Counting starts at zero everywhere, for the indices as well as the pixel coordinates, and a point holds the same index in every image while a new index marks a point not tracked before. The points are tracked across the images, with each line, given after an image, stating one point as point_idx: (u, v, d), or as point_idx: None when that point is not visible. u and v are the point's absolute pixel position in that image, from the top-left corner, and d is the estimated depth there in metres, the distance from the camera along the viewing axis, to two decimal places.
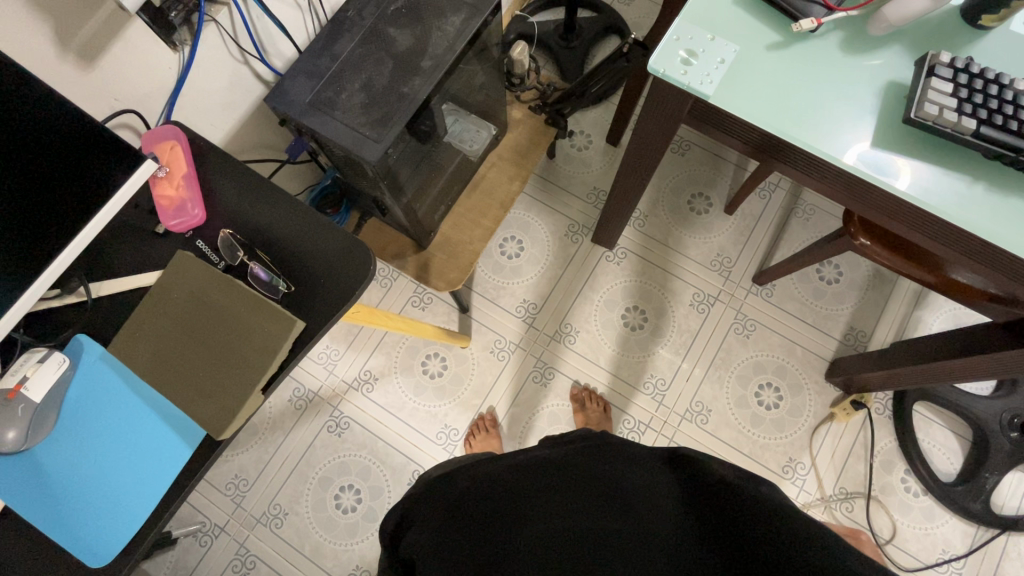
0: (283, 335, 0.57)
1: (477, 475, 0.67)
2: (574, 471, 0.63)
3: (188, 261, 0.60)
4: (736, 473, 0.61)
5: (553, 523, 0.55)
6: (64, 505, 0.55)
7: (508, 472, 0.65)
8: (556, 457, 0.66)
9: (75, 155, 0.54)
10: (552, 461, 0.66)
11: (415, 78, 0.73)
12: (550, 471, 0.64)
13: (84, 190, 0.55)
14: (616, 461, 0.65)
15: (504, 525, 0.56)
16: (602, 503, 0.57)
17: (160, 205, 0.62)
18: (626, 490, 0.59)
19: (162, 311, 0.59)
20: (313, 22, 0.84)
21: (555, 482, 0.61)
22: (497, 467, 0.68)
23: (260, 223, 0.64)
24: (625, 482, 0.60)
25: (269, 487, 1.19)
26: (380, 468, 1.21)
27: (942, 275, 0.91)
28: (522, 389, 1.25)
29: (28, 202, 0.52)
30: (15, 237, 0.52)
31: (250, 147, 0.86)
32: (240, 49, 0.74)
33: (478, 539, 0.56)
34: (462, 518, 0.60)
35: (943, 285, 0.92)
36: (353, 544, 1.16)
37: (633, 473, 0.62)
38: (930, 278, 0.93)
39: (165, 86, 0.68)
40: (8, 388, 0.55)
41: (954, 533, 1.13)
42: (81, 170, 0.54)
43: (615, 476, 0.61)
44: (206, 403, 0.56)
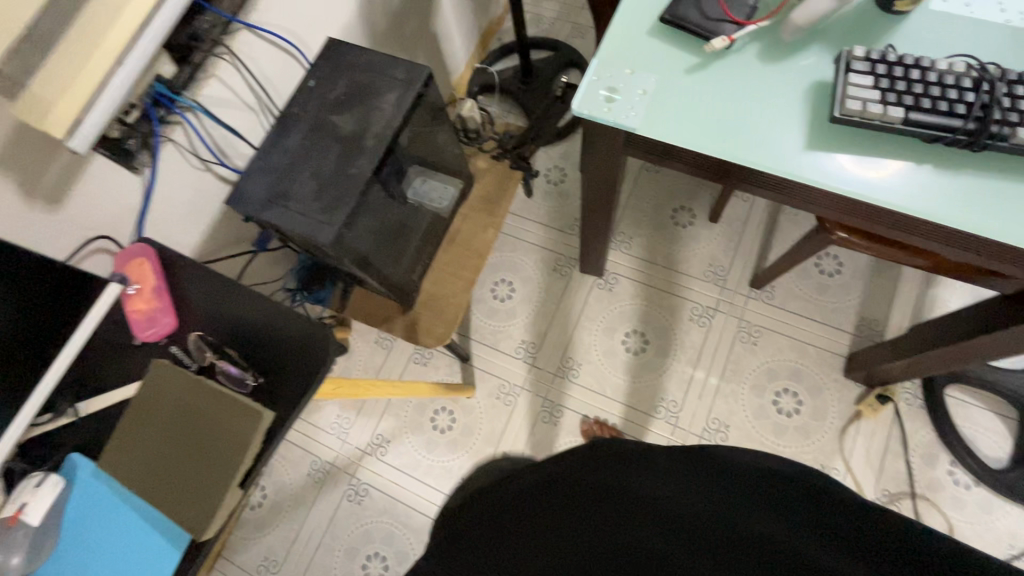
0: (253, 427, 0.59)
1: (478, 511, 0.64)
2: (575, 491, 0.59)
3: (162, 368, 0.63)
4: (749, 487, 0.56)
5: (557, 542, 0.52)
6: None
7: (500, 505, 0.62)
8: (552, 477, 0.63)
9: (54, 293, 0.60)
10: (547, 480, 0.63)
11: (360, 157, 0.76)
12: (545, 493, 0.60)
13: (52, 335, 0.60)
14: (618, 469, 0.61)
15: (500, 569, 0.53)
16: (599, 509, 0.55)
17: (132, 318, 0.66)
18: (629, 501, 0.55)
19: (142, 419, 0.62)
20: (269, 120, 0.90)
21: (554, 503, 0.58)
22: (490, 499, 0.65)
23: (228, 321, 0.67)
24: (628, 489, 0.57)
25: (298, 565, 1.20)
26: (402, 532, 1.20)
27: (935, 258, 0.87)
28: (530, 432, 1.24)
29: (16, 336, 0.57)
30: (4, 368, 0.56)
31: (226, 244, 0.91)
32: (200, 159, 0.80)
33: (471, 567, 0.53)
34: (457, 552, 0.57)
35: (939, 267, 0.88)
36: None
37: (632, 475, 0.59)
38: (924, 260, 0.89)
39: (133, 206, 0.74)
40: (9, 515, 0.58)
41: (1017, 525, 1.04)
42: (56, 303, 0.60)
43: (617, 483, 0.58)
44: (188, 508, 0.58)
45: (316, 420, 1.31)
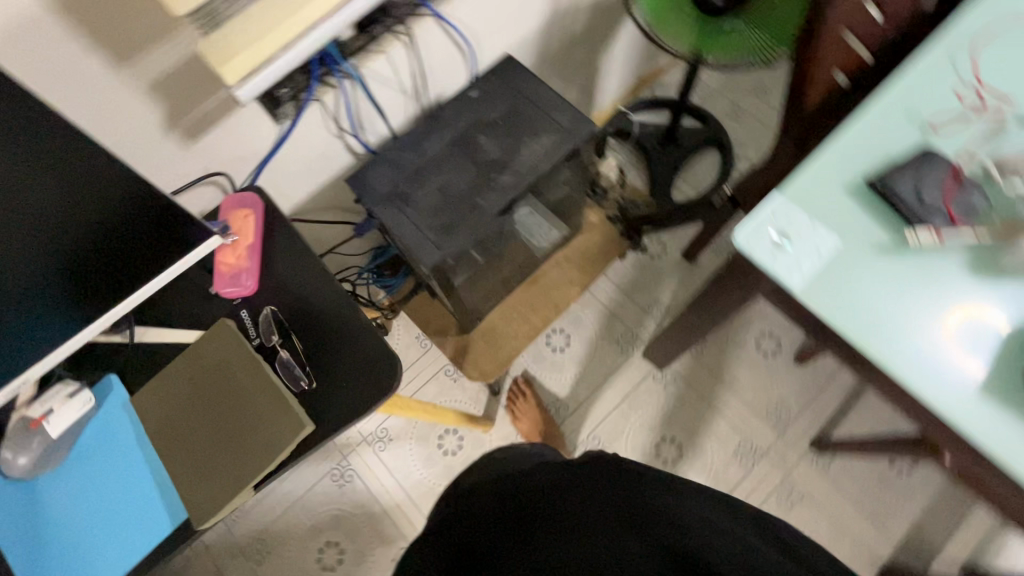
0: (288, 437, 0.56)
1: (445, 558, 0.54)
2: (555, 531, 0.53)
3: (224, 332, 0.61)
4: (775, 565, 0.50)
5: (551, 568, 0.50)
6: (37, 563, 0.54)
7: (472, 520, 0.58)
8: (517, 503, 0.57)
9: (154, 233, 0.55)
10: (514, 502, 0.58)
11: (491, 191, 0.72)
12: (516, 530, 0.54)
13: (137, 266, 0.56)
14: (610, 503, 0.56)
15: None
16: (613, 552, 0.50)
17: (218, 269, 0.64)
18: (620, 545, 0.51)
19: (185, 376, 0.60)
20: (416, 107, 0.87)
21: (529, 554, 0.51)
22: (464, 512, 0.59)
23: (304, 309, 0.64)
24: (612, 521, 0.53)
25: (262, 519, 1.19)
26: (371, 534, 1.17)
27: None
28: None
29: (97, 267, 0.53)
30: (76, 290, 0.53)
31: (325, 209, 0.88)
32: (338, 126, 0.77)
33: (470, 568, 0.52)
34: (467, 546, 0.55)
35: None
36: None
37: (606, 508, 0.55)
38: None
39: (258, 153, 0.71)
40: (33, 416, 0.57)
41: None
42: (153, 243, 0.55)
43: (599, 526, 0.53)
44: (200, 486, 0.56)
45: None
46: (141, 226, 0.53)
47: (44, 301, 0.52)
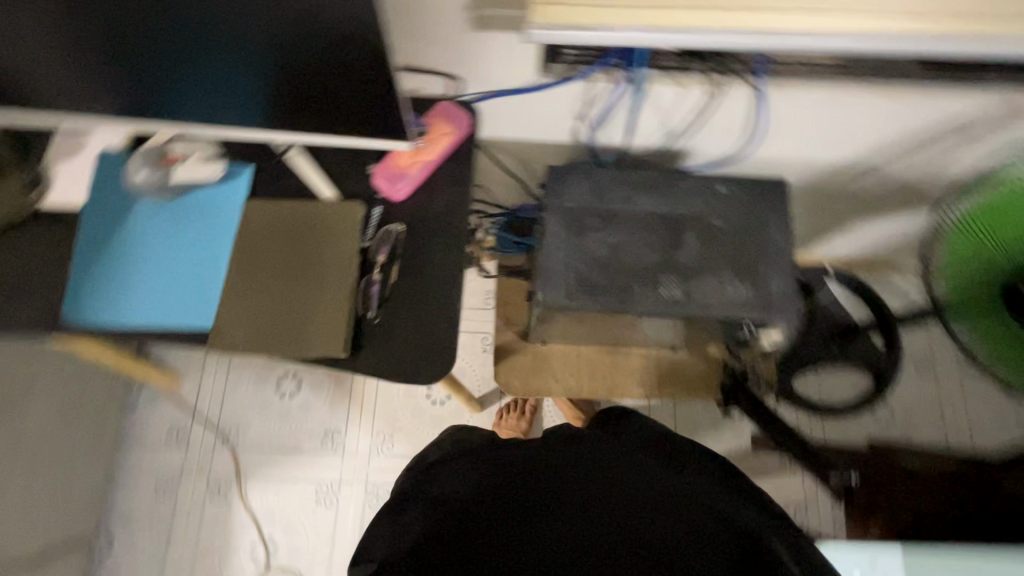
0: (326, 347, 0.57)
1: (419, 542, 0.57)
2: (534, 501, 0.59)
3: (351, 216, 0.60)
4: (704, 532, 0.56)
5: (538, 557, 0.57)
6: (96, 272, 0.59)
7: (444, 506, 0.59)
8: (475, 487, 0.59)
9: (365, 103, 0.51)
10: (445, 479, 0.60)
11: (652, 291, 0.66)
12: (494, 500, 0.58)
13: (332, 116, 0.53)
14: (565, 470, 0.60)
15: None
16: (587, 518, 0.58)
17: (388, 160, 0.62)
18: (565, 485, 0.60)
19: (295, 222, 0.60)
20: (659, 146, 0.78)
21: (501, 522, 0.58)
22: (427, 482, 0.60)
23: (420, 251, 0.62)
24: (568, 475, 0.60)
25: None
26: (324, 415, 1.22)
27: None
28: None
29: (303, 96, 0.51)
30: (273, 100, 0.52)
31: (509, 159, 0.84)
32: (583, 111, 0.71)
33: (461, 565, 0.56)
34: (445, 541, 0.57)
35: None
36: (255, 413, 1.22)
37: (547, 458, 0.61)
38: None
39: (500, 83, 0.67)
40: (171, 153, 0.61)
41: None
42: (359, 109, 0.52)
43: (558, 479, 0.60)
44: (235, 318, 0.58)
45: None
46: (342, 90, 0.50)
47: (245, 91, 0.51)
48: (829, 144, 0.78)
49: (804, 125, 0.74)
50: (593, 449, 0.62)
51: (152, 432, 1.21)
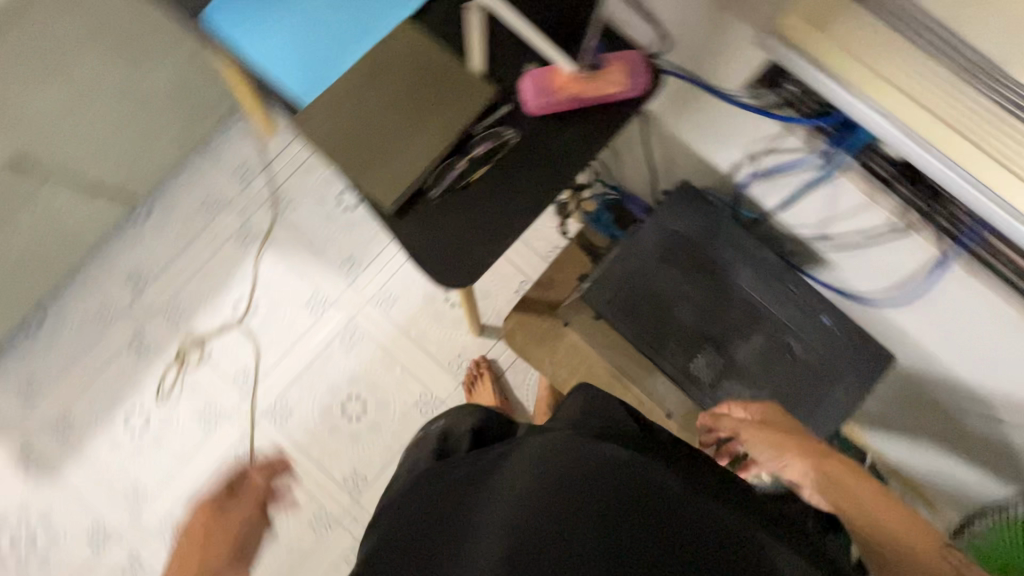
0: (380, 191, 0.56)
1: None
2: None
3: (478, 97, 0.57)
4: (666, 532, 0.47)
5: None
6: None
7: None
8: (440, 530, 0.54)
9: None
10: (459, 504, 0.54)
11: (680, 350, 0.72)
12: None
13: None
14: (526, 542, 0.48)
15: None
16: None
17: (547, 70, 0.57)
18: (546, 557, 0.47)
19: (430, 68, 0.58)
20: (807, 238, 0.71)
21: None
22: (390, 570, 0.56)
23: (514, 169, 0.59)
24: (568, 434, 0.55)
25: None
26: (358, 246, 1.29)
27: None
28: (406, 389, 1.25)
29: None
30: None
31: (657, 145, 0.78)
32: (759, 156, 0.65)
33: None
34: None
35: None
36: (312, 202, 1.31)
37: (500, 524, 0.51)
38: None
39: (700, 67, 0.60)
40: None
41: None
42: None
43: (577, 439, 0.54)
44: (323, 113, 0.57)
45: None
46: None
47: None
48: (959, 361, 0.69)
49: (952, 326, 0.65)
50: (554, 421, 0.67)
51: (231, 159, 1.31)
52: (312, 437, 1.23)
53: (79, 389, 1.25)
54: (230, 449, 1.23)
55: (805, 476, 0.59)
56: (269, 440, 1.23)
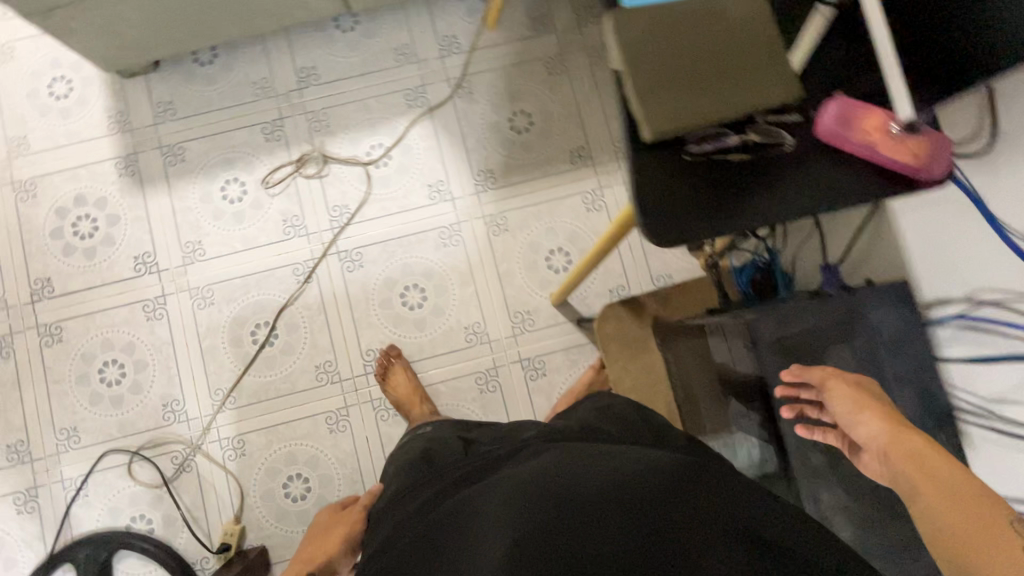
0: (651, 115, 0.55)
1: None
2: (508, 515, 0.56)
3: (785, 90, 0.56)
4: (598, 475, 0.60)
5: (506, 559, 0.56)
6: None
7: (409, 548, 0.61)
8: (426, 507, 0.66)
9: None
10: (456, 516, 0.60)
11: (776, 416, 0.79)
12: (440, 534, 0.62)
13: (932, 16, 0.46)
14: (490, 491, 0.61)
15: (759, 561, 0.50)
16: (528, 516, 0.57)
17: (857, 109, 0.57)
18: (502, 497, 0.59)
19: (758, 42, 0.57)
20: (963, 401, 0.78)
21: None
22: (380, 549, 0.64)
23: (770, 174, 0.58)
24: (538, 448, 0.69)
25: (576, 78, 1.31)
26: (500, 166, 1.29)
27: (361, 511, 1.05)
28: (466, 311, 1.25)
29: None
30: None
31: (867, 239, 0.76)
32: (991, 305, 0.73)
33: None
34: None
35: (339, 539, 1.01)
36: (488, 104, 1.31)
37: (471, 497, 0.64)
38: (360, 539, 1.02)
39: None
40: None
41: (90, 515, 1.19)
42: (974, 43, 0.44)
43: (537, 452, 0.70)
44: (643, 21, 0.57)
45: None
46: None
47: None
48: None
49: None
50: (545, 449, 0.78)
51: (442, 26, 1.32)
52: (363, 299, 1.25)
53: (201, 139, 1.28)
54: (292, 265, 1.25)
55: (876, 440, 0.62)
56: (329, 279, 1.25)
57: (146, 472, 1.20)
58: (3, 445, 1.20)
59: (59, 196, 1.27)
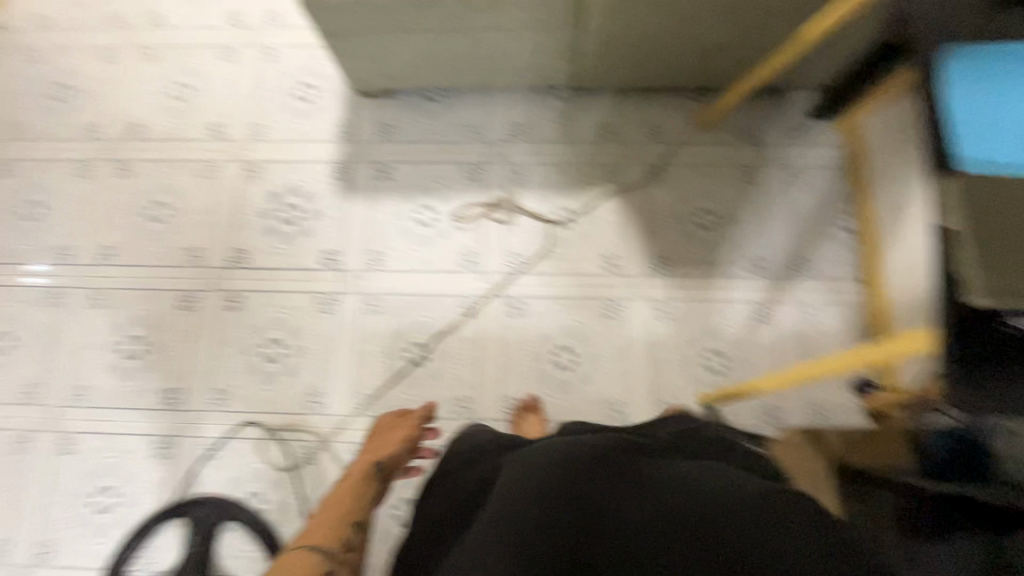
0: (977, 283, 0.60)
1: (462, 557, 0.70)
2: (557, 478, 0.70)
3: None
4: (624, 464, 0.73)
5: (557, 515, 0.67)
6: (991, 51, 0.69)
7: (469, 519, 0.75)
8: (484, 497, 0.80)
9: None
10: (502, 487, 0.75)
11: None
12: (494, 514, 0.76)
13: None
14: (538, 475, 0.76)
15: (812, 554, 0.53)
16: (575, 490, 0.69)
17: None
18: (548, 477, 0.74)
19: None
20: None
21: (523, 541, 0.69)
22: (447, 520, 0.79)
23: None
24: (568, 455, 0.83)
25: (770, 191, 1.34)
26: (676, 255, 1.32)
27: (417, 422, 1.09)
28: (610, 385, 1.25)
29: None
30: None
31: None
32: None
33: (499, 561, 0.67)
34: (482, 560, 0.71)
35: (395, 453, 1.03)
36: (677, 194, 1.35)
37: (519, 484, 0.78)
38: (415, 443, 1.06)
39: None
40: None
41: (213, 478, 1.25)
42: None
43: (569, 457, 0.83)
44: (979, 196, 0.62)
45: (808, 298, 1.29)
46: None
47: None
48: None
49: None
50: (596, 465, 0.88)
51: (651, 116, 1.39)
52: (516, 347, 1.28)
53: (409, 163, 1.40)
54: (458, 297, 1.31)
55: None
56: (488, 320, 1.30)
57: (274, 453, 1.25)
58: (161, 388, 1.30)
59: (277, 181, 1.40)
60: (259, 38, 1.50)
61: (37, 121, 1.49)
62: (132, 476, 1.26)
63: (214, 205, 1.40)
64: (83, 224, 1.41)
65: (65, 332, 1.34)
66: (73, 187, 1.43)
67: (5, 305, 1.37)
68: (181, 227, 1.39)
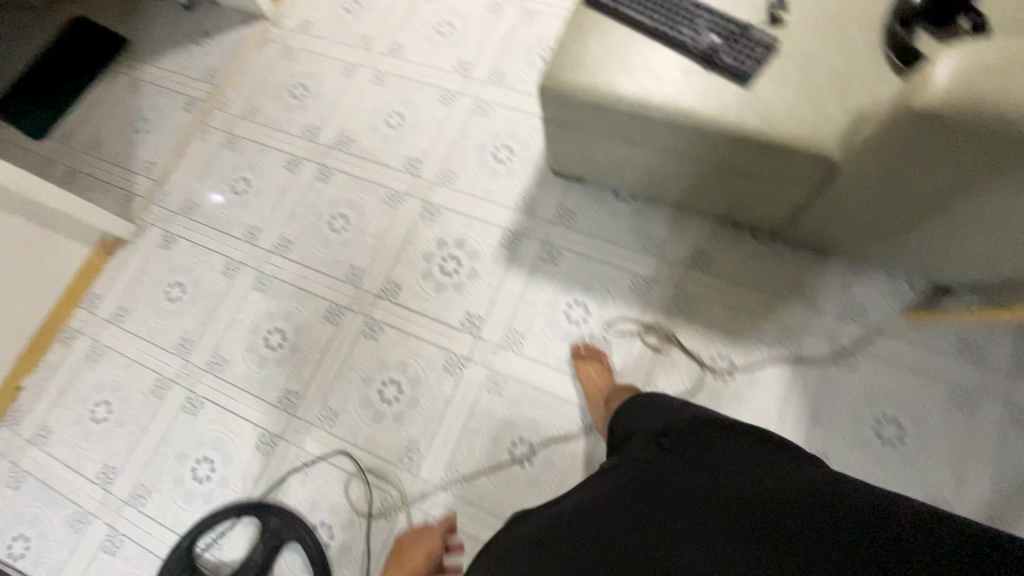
0: None
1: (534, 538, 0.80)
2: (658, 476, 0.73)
3: None
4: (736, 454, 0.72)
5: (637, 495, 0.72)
6: None
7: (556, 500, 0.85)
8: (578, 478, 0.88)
9: None
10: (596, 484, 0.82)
11: None
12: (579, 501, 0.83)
13: None
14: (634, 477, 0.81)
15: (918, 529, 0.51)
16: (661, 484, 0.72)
17: None
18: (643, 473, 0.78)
19: None
20: None
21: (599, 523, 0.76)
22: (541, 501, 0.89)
23: None
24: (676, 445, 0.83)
25: (985, 427, 1.12)
26: (841, 457, 1.14)
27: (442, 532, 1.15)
28: None
29: None
30: None
31: None
32: None
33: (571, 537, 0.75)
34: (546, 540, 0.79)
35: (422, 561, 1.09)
36: (864, 388, 1.17)
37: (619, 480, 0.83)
38: (435, 562, 1.11)
39: None
40: None
41: (296, 492, 1.27)
42: None
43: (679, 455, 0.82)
44: None
45: None
46: None
47: None
48: None
49: None
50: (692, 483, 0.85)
51: (857, 292, 1.23)
52: None
53: (580, 254, 1.35)
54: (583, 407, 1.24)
55: None
56: (606, 442, 1.21)
57: (357, 493, 1.25)
58: (284, 387, 1.36)
59: (449, 229, 1.43)
60: (478, 90, 1.56)
61: (272, 109, 1.66)
62: (231, 458, 1.32)
63: (387, 233, 1.46)
64: (275, 211, 1.53)
65: (227, 303, 1.46)
66: (279, 176, 1.57)
67: (190, 260, 1.52)
68: (352, 243, 1.46)
